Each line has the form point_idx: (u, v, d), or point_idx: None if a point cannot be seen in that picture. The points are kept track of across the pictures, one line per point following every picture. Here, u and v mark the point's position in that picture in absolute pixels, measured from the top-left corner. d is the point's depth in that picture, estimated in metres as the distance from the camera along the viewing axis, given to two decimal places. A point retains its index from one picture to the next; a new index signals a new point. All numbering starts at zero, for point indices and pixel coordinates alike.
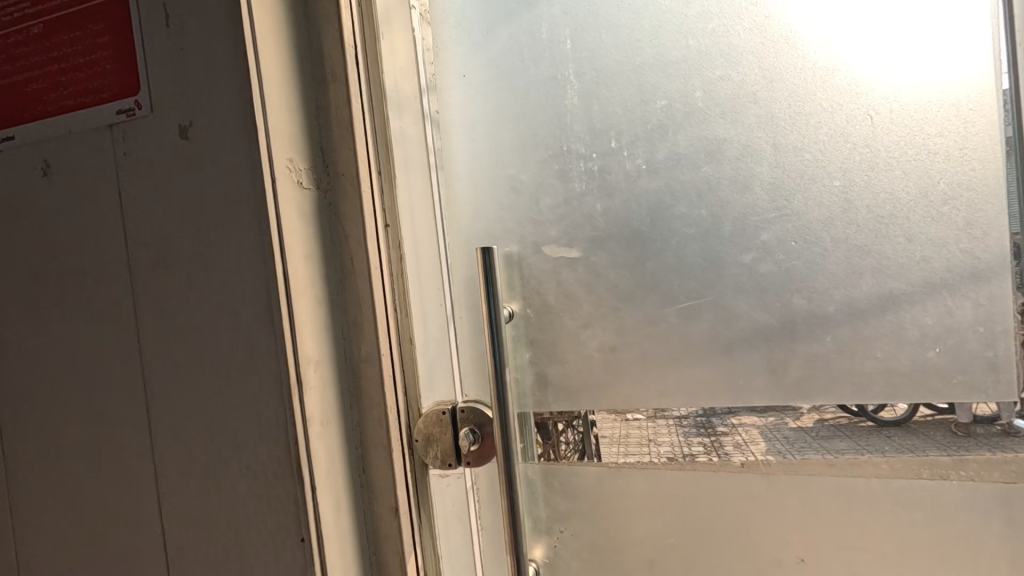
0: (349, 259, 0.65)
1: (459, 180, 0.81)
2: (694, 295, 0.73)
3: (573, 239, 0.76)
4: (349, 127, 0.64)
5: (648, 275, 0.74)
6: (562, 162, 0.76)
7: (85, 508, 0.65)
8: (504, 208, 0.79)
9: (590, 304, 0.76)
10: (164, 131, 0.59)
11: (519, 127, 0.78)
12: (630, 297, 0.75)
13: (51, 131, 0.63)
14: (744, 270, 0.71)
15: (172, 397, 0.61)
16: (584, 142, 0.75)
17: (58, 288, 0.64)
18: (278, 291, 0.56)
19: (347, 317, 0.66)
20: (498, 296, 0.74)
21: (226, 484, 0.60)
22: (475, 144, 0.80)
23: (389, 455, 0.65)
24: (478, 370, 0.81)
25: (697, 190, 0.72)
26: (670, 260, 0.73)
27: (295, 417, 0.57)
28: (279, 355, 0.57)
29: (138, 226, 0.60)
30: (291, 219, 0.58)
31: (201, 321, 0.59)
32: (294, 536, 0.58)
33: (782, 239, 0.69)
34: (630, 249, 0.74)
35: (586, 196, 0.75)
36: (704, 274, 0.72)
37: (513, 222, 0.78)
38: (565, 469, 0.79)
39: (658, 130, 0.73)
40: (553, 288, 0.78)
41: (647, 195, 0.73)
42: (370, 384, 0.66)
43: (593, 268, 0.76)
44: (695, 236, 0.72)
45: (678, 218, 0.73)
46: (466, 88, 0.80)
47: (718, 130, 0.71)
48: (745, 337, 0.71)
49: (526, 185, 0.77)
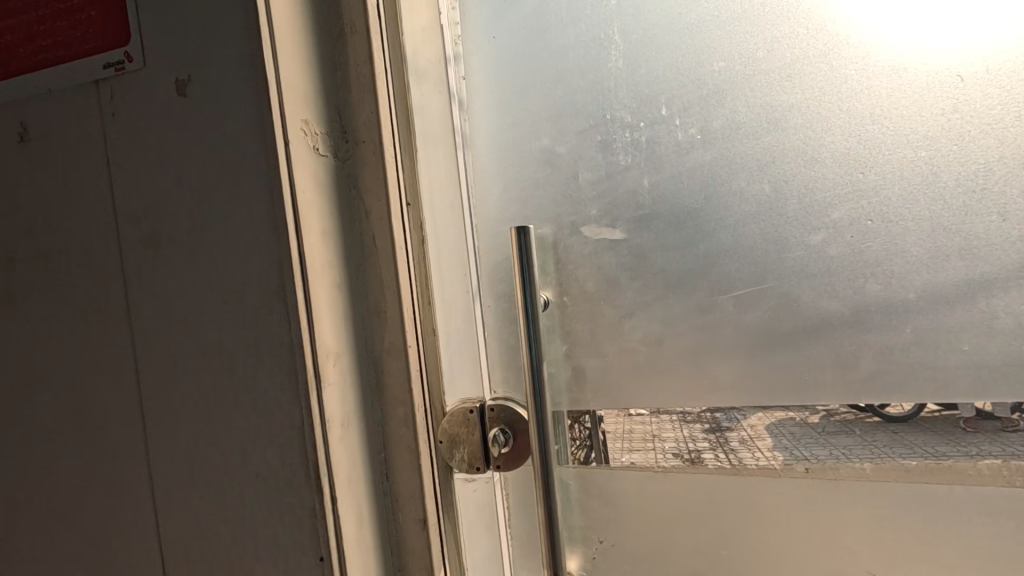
0: (370, 238, 0.58)
1: (486, 153, 0.73)
2: (753, 280, 0.64)
3: (615, 219, 0.68)
4: (370, 87, 0.56)
5: (701, 258, 0.66)
6: (604, 131, 0.68)
7: (70, 520, 0.57)
8: (537, 184, 0.71)
9: (632, 292, 0.68)
10: (158, 87, 0.51)
11: (555, 94, 0.70)
12: (679, 283, 0.67)
13: (29, 90, 0.55)
14: (811, 252, 0.62)
15: (168, 395, 0.53)
16: (628, 110, 0.67)
17: (38, 270, 0.56)
18: (292, 272, 0.48)
19: (367, 303, 0.58)
20: (534, 282, 0.66)
21: (230, 495, 0.52)
22: (503, 114, 0.72)
23: (416, 460, 0.58)
24: (507, 363, 0.74)
25: (757, 163, 0.64)
26: (726, 241, 0.65)
27: (313, 418, 0.49)
28: (293, 346, 0.49)
29: (129, 197, 0.52)
30: (307, 188, 0.51)
31: (202, 306, 0.51)
32: (311, 554, 0.50)
33: (856, 217, 0.61)
34: (680, 230, 0.66)
35: (631, 171, 0.67)
36: (763, 257, 0.64)
37: (547, 201, 0.70)
38: (604, 473, 0.72)
39: (714, 96, 0.65)
40: (592, 274, 0.70)
41: (700, 169, 0.65)
42: (393, 379, 0.58)
43: (638, 252, 0.68)
44: (755, 215, 0.64)
45: (735, 195, 0.65)
46: (493, 51, 0.72)
47: (780, 95, 0.63)
48: (810, 327, 0.63)
49: (564, 159, 0.69)
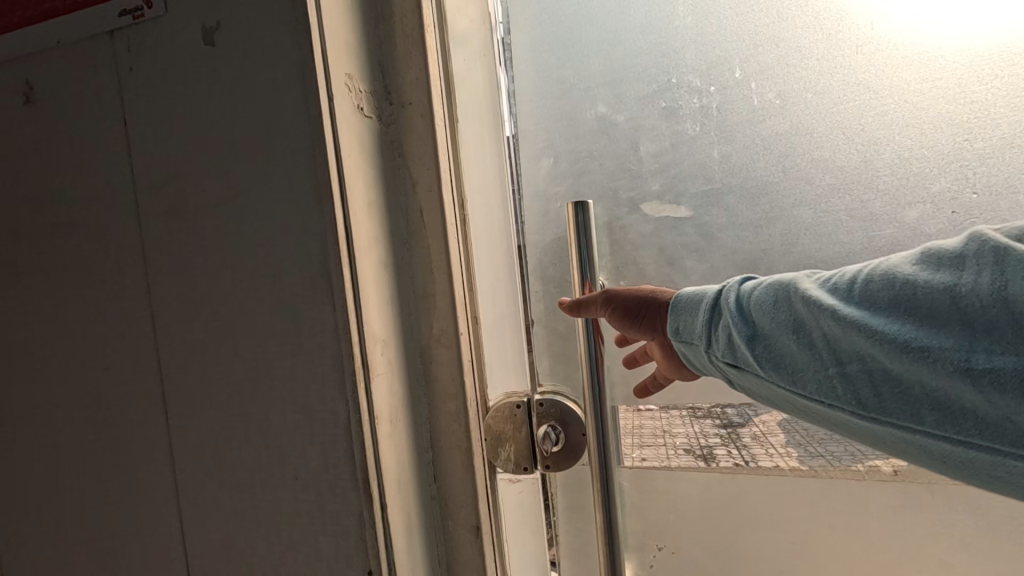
0: (417, 212, 0.51)
1: (532, 126, 0.66)
2: (841, 262, 0.58)
3: (680, 196, 0.62)
4: (419, 43, 0.50)
5: (777, 239, 0.59)
6: (669, 97, 0.61)
7: (81, 529, 0.51)
8: (591, 158, 0.64)
9: (699, 277, 0.62)
10: (182, 37, 0.45)
11: (613, 57, 0.63)
12: (753, 267, 0.60)
13: (34, 43, 0.48)
14: (906, 229, 0.55)
15: (193, 388, 0.47)
16: (695, 74, 0.60)
17: (45, 248, 0.50)
18: (337, 246, 0.42)
19: (414, 285, 0.52)
20: (593, 262, 0.60)
21: (265, 500, 0.46)
22: (552, 82, 0.65)
23: (469, 459, 0.52)
24: (557, 355, 0.68)
25: (846, 130, 0.57)
26: (808, 217, 0.58)
27: (361, 413, 0.43)
28: (338, 331, 0.43)
29: (150, 163, 0.46)
30: (353, 152, 0.45)
31: (233, 287, 0.45)
32: (358, 567, 0.44)
33: (959, 190, 0.54)
34: (754, 207, 0.60)
35: (699, 141, 0.61)
36: (848, 237, 0.57)
37: (602, 176, 0.64)
38: (664, 475, 0.63)
39: (795, 57, 0.58)
40: (652, 257, 0.63)
41: (775, 140, 0.59)
42: (442, 370, 0.52)
43: (706, 231, 0.61)
44: (838, 190, 0.57)
45: (817, 167, 0.58)
46: (540, 13, 0.65)
47: (869, 54, 0.56)
48: None
49: (623, 129, 0.63)
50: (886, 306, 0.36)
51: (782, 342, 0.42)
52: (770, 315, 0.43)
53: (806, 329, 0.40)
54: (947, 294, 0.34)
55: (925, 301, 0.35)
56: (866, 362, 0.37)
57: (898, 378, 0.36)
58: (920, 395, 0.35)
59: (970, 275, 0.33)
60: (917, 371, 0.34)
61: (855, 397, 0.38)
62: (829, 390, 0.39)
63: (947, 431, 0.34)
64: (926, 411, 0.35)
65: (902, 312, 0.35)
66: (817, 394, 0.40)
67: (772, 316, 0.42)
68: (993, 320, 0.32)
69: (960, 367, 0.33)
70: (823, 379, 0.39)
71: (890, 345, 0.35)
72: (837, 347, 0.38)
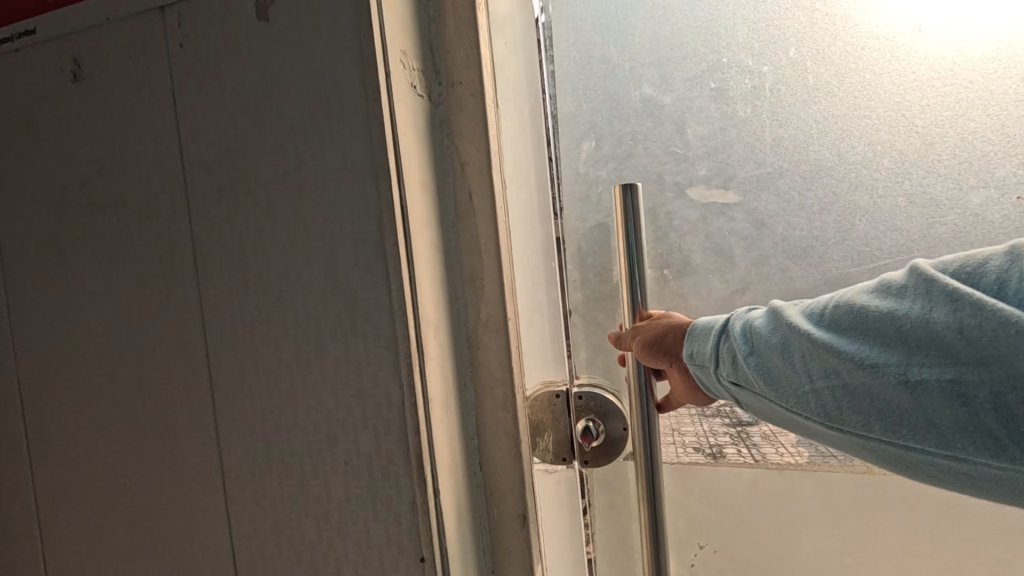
0: (465, 195, 0.50)
1: (571, 109, 0.64)
2: (900, 250, 0.56)
3: (729, 182, 0.61)
4: (470, 21, 0.49)
5: (831, 226, 0.58)
6: (718, 79, 0.60)
7: (127, 514, 0.51)
8: (635, 142, 0.63)
9: (748, 265, 0.61)
10: (236, 11, 0.44)
11: (659, 32, 0.61)
12: (805, 254, 0.59)
13: (82, 20, 0.48)
14: (970, 215, 0.54)
15: (241, 371, 0.46)
16: (746, 52, 0.59)
17: (92, 228, 0.49)
18: (393, 225, 0.41)
19: (461, 269, 0.51)
20: (640, 245, 0.59)
21: (316, 483, 0.45)
22: (594, 63, 0.63)
23: (516, 448, 0.51)
24: (595, 344, 0.67)
25: (906, 111, 0.55)
26: (866, 203, 0.57)
27: (415, 396, 0.42)
28: (394, 312, 0.42)
29: (199, 142, 0.46)
30: (407, 131, 0.44)
31: (284, 267, 0.44)
32: (410, 554, 0.43)
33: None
34: (807, 191, 0.59)
35: (750, 124, 0.59)
36: (907, 223, 0.56)
37: (647, 159, 0.63)
38: (708, 470, 0.61)
39: (856, 33, 0.56)
40: (698, 244, 0.62)
41: (832, 122, 0.57)
42: (490, 356, 0.51)
43: (756, 217, 0.60)
44: (897, 175, 0.56)
45: (876, 150, 0.56)
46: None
47: (932, 32, 0.54)
48: None
49: (669, 112, 0.61)
50: (846, 326, 0.39)
51: (761, 356, 0.44)
52: (751, 332, 0.45)
53: (781, 345, 0.43)
54: (895, 319, 0.37)
55: (878, 324, 0.38)
56: (829, 378, 0.40)
57: (857, 395, 0.39)
58: (873, 409, 0.38)
59: (911, 301, 0.37)
60: (871, 386, 0.38)
61: (822, 411, 0.41)
62: (799, 405, 0.42)
63: (892, 438, 0.38)
64: (878, 423, 0.38)
65: (859, 332, 0.39)
66: (792, 408, 0.43)
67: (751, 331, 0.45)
68: (926, 342, 0.36)
69: (906, 383, 0.36)
70: (792, 394, 0.42)
71: (849, 360, 0.38)
72: (805, 365, 0.41)
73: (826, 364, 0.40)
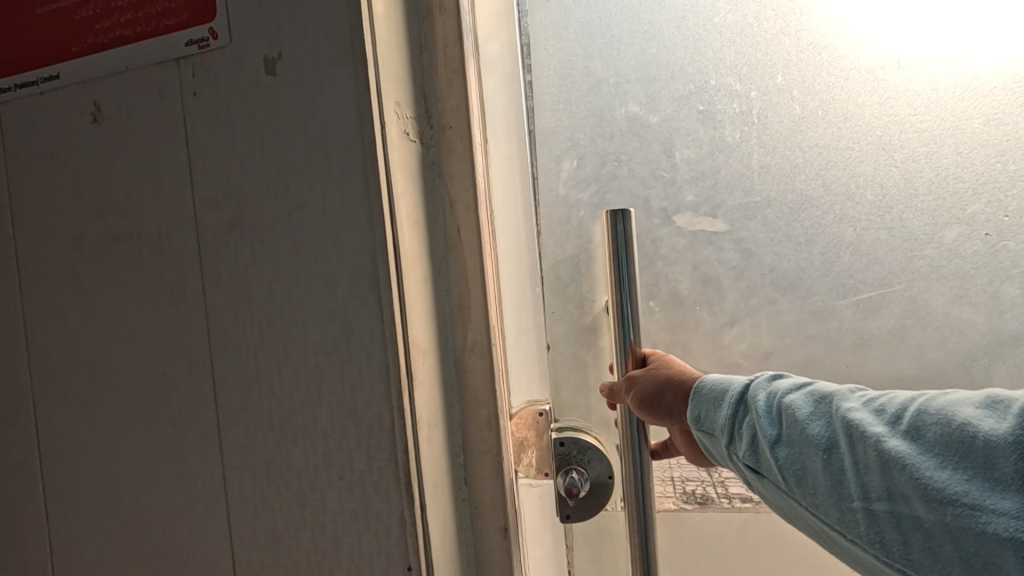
0: (455, 230, 0.55)
1: (564, 133, 0.68)
2: (877, 283, 0.62)
3: (716, 210, 0.65)
4: (460, 70, 0.54)
5: (817, 258, 0.63)
6: (706, 101, 0.65)
7: (134, 521, 0.54)
8: (620, 162, 0.67)
9: (738, 294, 0.65)
10: (247, 65, 0.48)
11: (650, 50, 0.66)
12: (792, 284, 0.64)
13: (104, 67, 0.52)
14: (944, 250, 0.60)
15: (248, 393, 0.50)
16: (733, 76, 0.64)
17: (107, 256, 0.53)
18: (386, 261, 0.46)
19: (449, 298, 0.55)
20: (633, 287, 0.61)
21: (315, 496, 0.49)
22: (582, 95, 0.68)
23: (499, 466, 0.55)
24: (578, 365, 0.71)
25: (881, 145, 0.61)
26: (850, 235, 0.62)
27: (405, 418, 0.46)
28: (385, 340, 0.46)
29: (210, 182, 0.50)
30: (400, 176, 0.48)
31: (286, 297, 0.48)
32: (399, 563, 0.47)
33: (991, 213, 0.59)
34: (798, 221, 0.63)
35: (738, 150, 0.64)
36: (888, 256, 0.61)
37: (632, 181, 0.67)
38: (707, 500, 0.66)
39: (838, 68, 0.61)
40: (688, 274, 0.66)
41: (817, 152, 0.62)
42: (476, 379, 0.55)
43: (744, 247, 0.65)
44: (881, 209, 0.61)
45: (860, 181, 0.61)
46: (576, 20, 0.67)
47: (910, 67, 0.60)
48: (937, 337, 0.60)
49: (655, 132, 0.66)
50: (929, 447, 0.37)
51: (806, 455, 0.43)
52: (803, 425, 0.44)
53: (838, 450, 0.42)
54: (1000, 454, 0.34)
55: (969, 451, 0.36)
56: (895, 503, 0.38)
57: (928, 530, 0.37)
58: (952, 555, 0.36)
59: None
60: (954, 528, 0.35)
61: (879, 540, 0.39)
62: (853, 523, 0.40)
63: None
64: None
65: (938, 453, 0.37)
66: (841, 524, 0.41)
67: (804, 424, 0.44)
68: None
69: (1004, 535, 0.33)
70: (842, 504, 0.41)
71: (930, 492, 0.36)
72: (865, 477, 0.40)
73: (890, 481, 0.38)
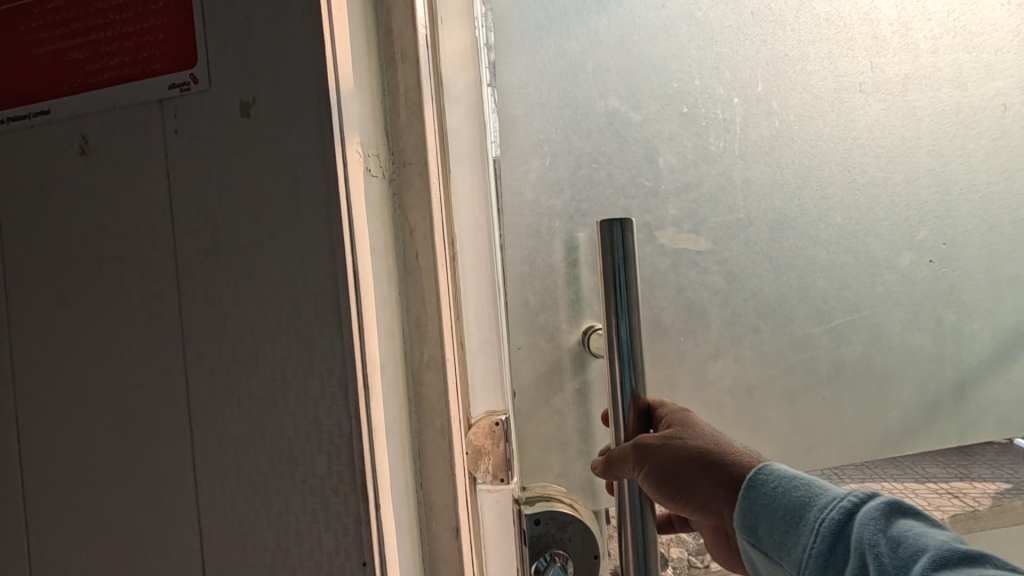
0: (413, 256, 0.61)
1: (538, 127, 0.79)
2: (850, 309, 0.83)
3: (698, 227, 0.81)
4: (419, 112, 0.60)
5: (795, 279, 0.82)
6: (688, 105, 0.80)
7: (110, 520, 0.58)
8: (598, 163, 0.80)
9: (720, 324, 0.81)
10: (224, 107, 0.54)
11: (625, 50, 0.79)
12: (771, 308, 0.82)
13: (92, 105, 0.57)
14: (901, 270, 0.84)
15: (220, 404, 0.55)
16: (720, 84, 0.80)
17: (90, 276, 0.58)
18: (347, 285, 0.51)
19: (407, 318, 0.61)
20: (631, 312, 0.68)
21: (278, 499, 0.54)
22: (552, 84, 0.79)
23: (452, 470, 0.60)
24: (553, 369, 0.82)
25: (841, 161, 0.83)
26: (824, 260, 0.83)
27: (362, 426, 0.51)
28: (344, 356, 0.51)
29: (188, 211, 0.55)
30: (360, 209, 0.54)
31: (256, 316, 0.53)
32: (354, 559, 0.52)
33: (932, 239, 0.85)
34: (780, 242, 0.82)
35: (721, 158, 0.81)
36: (857, 280, 0.83)
37: (608, 182, 0.80)
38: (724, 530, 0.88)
39: (812, 95, 0.81)
40: (671, 295, 0.80)
41: (791, 162, 0.82)
42: (432, 391, 0.61)
43: (726, 270, 0.81)
44: (848, 233, 0.83)
45: (832, 206, 0.83)
46: (551, 36, 0.79)
47: (865, 94, 0.82)
48: (895, 351, 0.85)
49: (632, 132, 0.80)
50: None
51: None
52: None
53: None
54: None
55: None
56: None
57: None
58: None
59: None
60: None
61: None
62: None
63: None
64: None
65: None
66: None
67: None
68: None
69: None
70: None
71: None
72: None
73: None
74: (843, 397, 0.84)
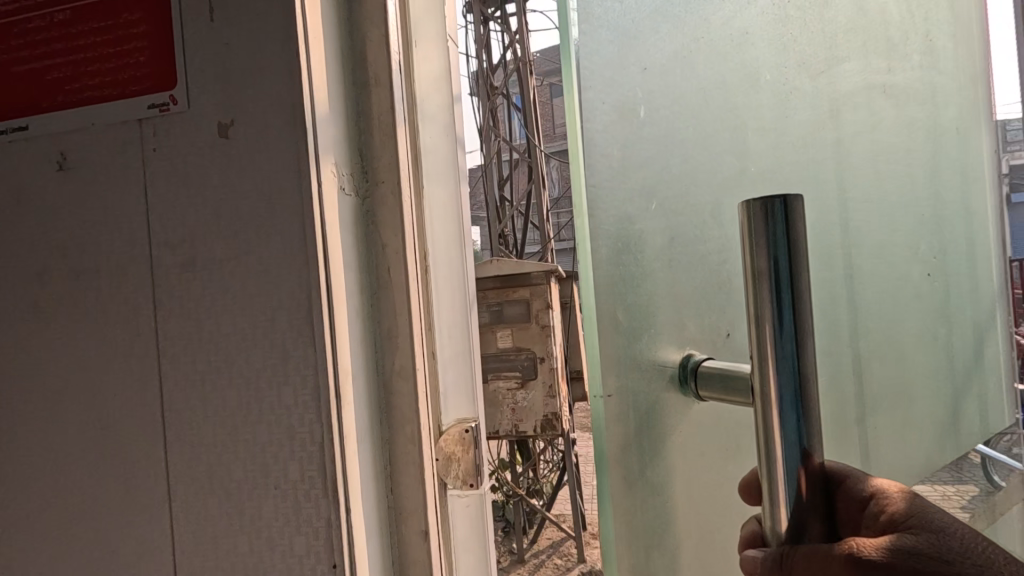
0: (385, 271, 0.63)
1: (631, 60, 0.58)
2: (881, 319, 0.89)
3: None
4: (393, 134, 0.63)
5: (845, 280, 0.83)
6: (769, 76, 0.72)
7: (82, 526, 0.59)
8: (686, 127, 0.62)
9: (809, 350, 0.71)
10: (202, 127, 0.56)
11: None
12: (832, 321, 0.79)
13: (71, 121, 0.59)
14: (911, 276, 0.95)
15: (197, 412, 0.56)
16: (795, 59, 0.76)
17: (65, 288, 0.59)
18: (321, 298, 0.54)
19: (379, 329, 0.63)
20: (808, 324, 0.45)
21: (252, 503, 0.55)
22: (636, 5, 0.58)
23: (422, 474, 0.63)
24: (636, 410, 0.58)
25: (871, 157, 0.88)
26: (864, 263, 0.86)
27: (334, 432, 0.54)
28: (317, 366, 0.54)
29: (167, 226, 0.57)
30: (334, 226, 0.56)
31: (232, 328, 0.56)
32: (324, 560, 0.54)
33: (927, 247, 0.97)
34: (829, 249, 0.81)
35: (794, 144, 0.76)
36: (884, 283, 0.90)
37: (701, 157, 0.63)
38: None
39: (856, 91, 0.86)
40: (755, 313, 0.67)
41: (839, 151, 0.83)
42: (402, 399, 0.63)
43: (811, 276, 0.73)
44: (875, 239, 0.88)
45: (870, 209, 0.88)
46: None
47: (886, 95, 0.90)
48: (908, 353, 0.94)
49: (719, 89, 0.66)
50: None
51: None
52: None
53: None
54: None
55: None
56: None
57: None
58: None
59: None
60: None
61: None
62: None
63: None
64: None
65: None
66: None
67: None
68: None
69: None
70: None
71: None
72: None
73: None
74: (887, 409, 0.88)
